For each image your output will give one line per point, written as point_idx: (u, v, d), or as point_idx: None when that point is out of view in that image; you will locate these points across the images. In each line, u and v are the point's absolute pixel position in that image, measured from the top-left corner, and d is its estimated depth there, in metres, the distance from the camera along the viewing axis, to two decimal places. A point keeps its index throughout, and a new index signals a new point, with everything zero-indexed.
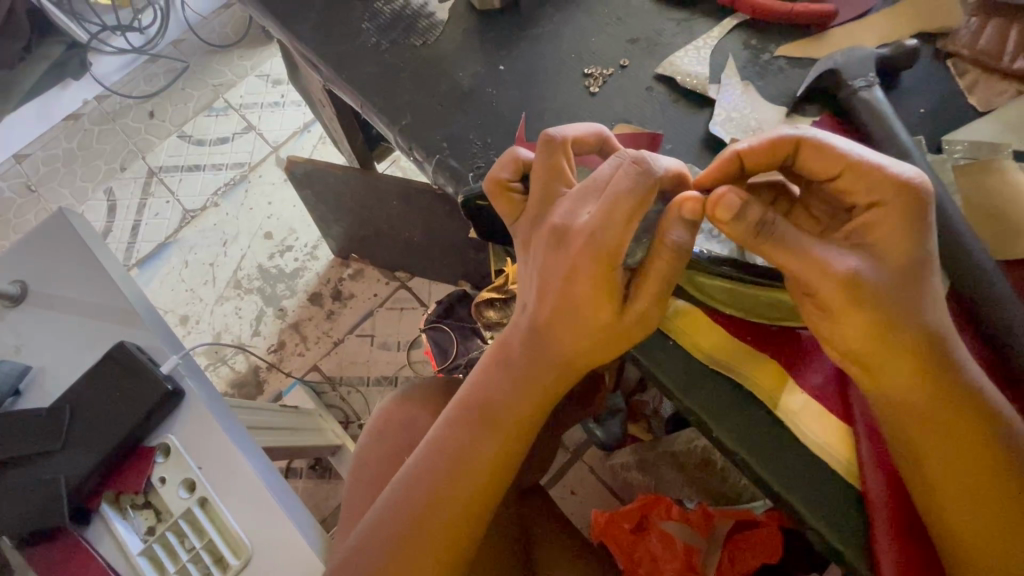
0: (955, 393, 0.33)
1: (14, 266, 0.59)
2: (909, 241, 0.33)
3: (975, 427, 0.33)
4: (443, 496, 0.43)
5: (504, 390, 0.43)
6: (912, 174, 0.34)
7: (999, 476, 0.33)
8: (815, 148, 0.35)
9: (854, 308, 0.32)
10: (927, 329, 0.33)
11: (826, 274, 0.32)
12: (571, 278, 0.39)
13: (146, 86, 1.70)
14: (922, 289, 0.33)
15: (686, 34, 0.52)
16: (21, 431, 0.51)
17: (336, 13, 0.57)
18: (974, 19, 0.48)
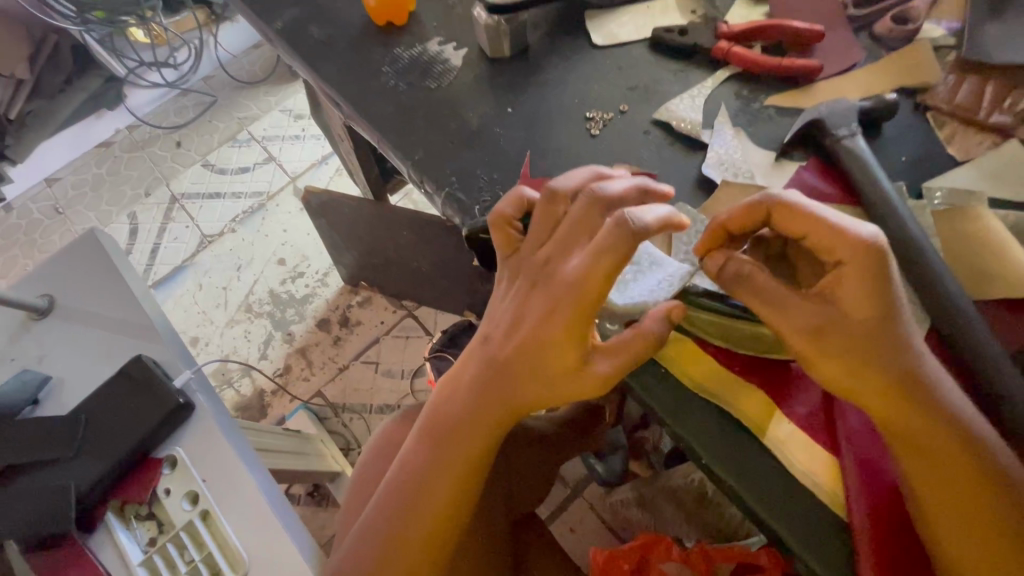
0: (937, 440, 0.34)
1: (45, 281, 0.63)
2: (874, 292, 0.34)
3: (960, 474, 0.34)
4: (425, 513, 0.45)
5: (472, 411, 0.44)
6: (869, 234, 0.35)
7: (988, 525, 0.34)
8: (788, 210, 0.37)
9: (826, 351, 0.35)
10: (903, 375, 0.34)
11: (802, 319, 0.35)
12: (544, 321, 0.41)
13: (176, 118, 1.79)
14: (896, 338, 0.34)
15: (682, 83, 0.56)
16: (35, 438, 0.53)
17: (358, 57, 0.62)
18: (951, 76, 0.51)
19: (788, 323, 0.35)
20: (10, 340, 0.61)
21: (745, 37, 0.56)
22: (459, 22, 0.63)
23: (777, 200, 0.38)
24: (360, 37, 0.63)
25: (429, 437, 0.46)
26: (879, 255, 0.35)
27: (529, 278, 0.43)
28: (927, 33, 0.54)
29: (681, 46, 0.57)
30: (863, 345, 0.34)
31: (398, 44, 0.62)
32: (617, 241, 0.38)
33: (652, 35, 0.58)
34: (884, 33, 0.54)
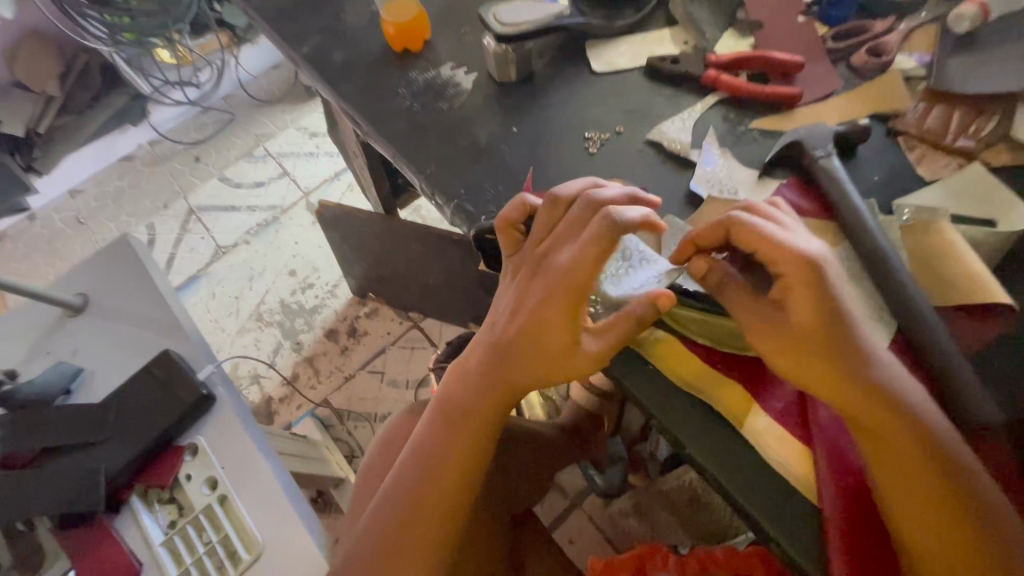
0: (891, 432, 0.38)
1: (81, 281, 0.68)
2: (823, 299, 0.39)
3: (907, 455, 0.38)
4: (430, 498, 0.48)
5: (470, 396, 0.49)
6: (810, 247, 0.40)
7: (944, 509, 0.37)
8: (744, 227, 0.42)
9: (779, 348, 0.40)
10: (848, 368, 0.39)
11: (757, 320, 0.41)
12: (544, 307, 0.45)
13: (196, 134, 1.88)
14: (846, 340, 0.39)
15: (674, 107, 0.60)
16: (69, 422, 0.57)
17: (375, 80, 0.67)
18: (921, 104, 0.56)
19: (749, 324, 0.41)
20: (45, 335, 0.66)
21: (731, 67, 0.61)
22: (469, 49, 0.68)
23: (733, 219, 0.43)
24: (378, 62, 0.68)
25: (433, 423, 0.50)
26: (820, 263, 0.40)
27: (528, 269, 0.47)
28: (899, 65, 0.59)
29: (673, 73, 0.61)
30: (817, 346, 0.39)
31: (413, 69, 0.67)
32: (605, 232, 0.43)
33: (646, 63, 0.63)
34: (860, 64, 0.59)
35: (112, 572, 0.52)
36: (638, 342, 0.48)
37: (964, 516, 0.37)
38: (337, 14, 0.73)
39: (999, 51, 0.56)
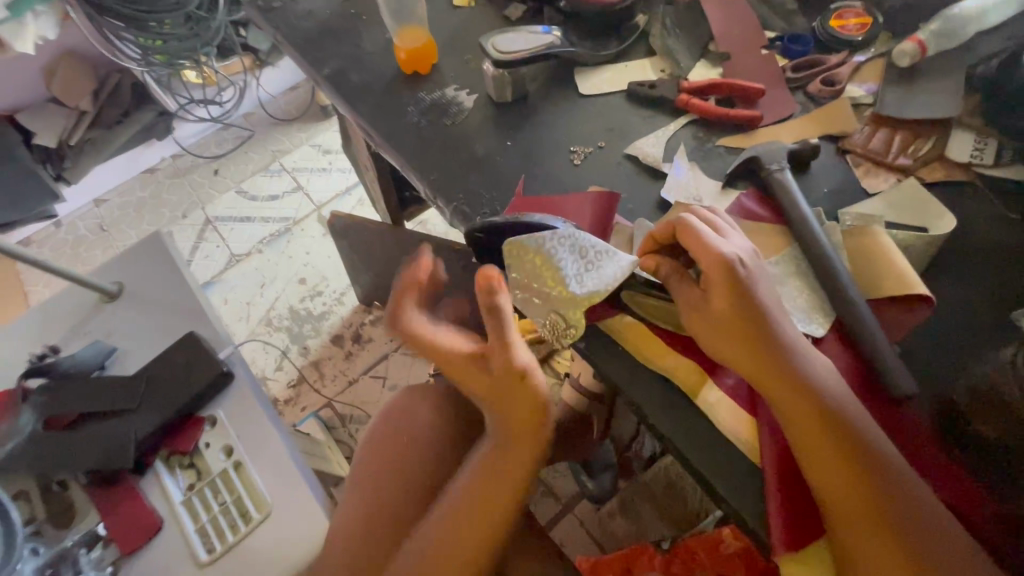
0: (808, 411, 0.45)
1: (117, 271, 0.75)
2: (740, 292, 0.47)
3: (815, 424, 0.45)
4: (457, 558, 0.51)
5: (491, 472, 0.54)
6: (729, 247, 0.48)
7: (853, 473, 0.43)
8: (686, 227, 0.50)
9: (705, 333, 0.48)
10: (762, 350, 0.46)
11: (688, 309, 0.49)
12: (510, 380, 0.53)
13: (216, 149, 1.99)
14: (766, 331, 0.47)
15: (650, 126, 0.68)
16: (102, 392, 0.63)
17: (388, 99, 0.76)
18: (867, 127, 0.63)
19: (686, 311, 0.49)
20: (82, 318, 0.73)
21: (702, 92, 0.69)
22: (472, 73, 0.77)
23: (679, 219, 0.51)
24: (391, 83, 0.77)
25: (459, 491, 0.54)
26: (736, 260, 0.48)
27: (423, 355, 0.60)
28: (850, 93, 0.66)
29: (650, 97, 0.69)
30: (742, 335, 0.46)
31: (421, 89, 0.76)
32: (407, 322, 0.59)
33: (627, 88, 0.71)
34: (816, 92, 0.67)
35: (136, 526, 0.58)
36: (610, 327, 0.54)
37: (875, 483, 0.43)
38: (356, 41, 0.82)
39: (936, 82, 0.63)
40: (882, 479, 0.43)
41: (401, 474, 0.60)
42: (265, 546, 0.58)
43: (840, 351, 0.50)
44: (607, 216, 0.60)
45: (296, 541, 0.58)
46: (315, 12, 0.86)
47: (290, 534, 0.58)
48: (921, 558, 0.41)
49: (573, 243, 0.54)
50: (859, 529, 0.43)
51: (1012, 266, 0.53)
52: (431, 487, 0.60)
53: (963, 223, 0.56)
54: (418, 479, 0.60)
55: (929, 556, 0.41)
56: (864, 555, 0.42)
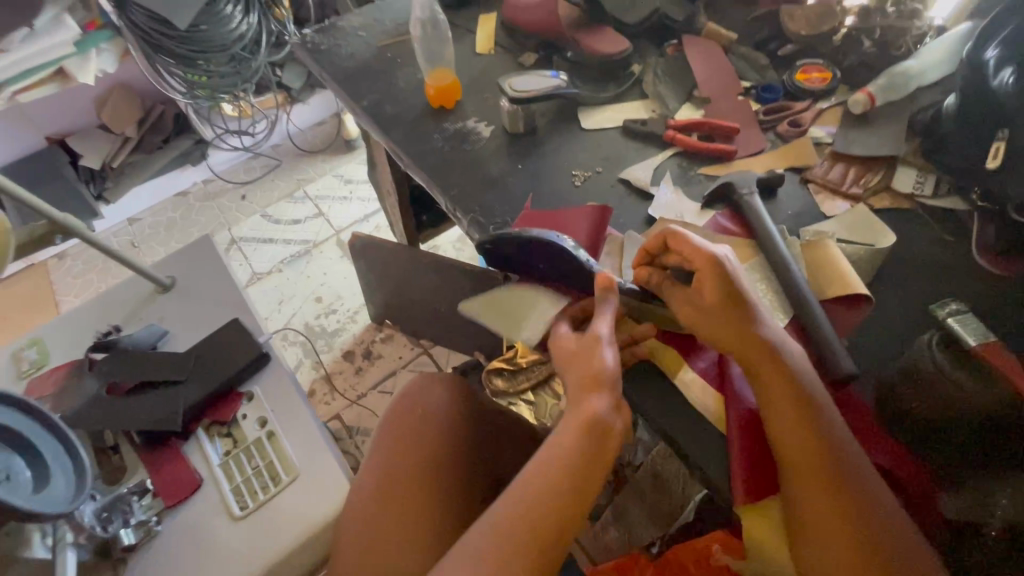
0: (776, 387, 0.52)
1: (171, 267, 0.86)
2: (726, 287, 0.55)
3: (787, 399, 0.52)
4: (538, 509, 0.51)
5: (553, 467, 0.53)
6: (717, 249, 0.57)
7: (818, 441, 0.50)
8: (677, 235, 0.58)
9: (696, 321, 0.56)
10: (746, 336, 0.54)
11: (680, 303, 0.57)
12: (575, 358, 0.57)
13: (245, 175, 2.15)
14: (747, 320, 0.54)
15: (642, 156, 0.80)
16: (156, 366, 0.72)
17: (416, 127, 0.88)
18: (826, 161, 0.74)
19: (679, 305, 0.57)
20: (138, 306, 0.83)
21: (686, 129, 0.80)
22: (489, 109, 0.89)
23: (669, 228, 0.59)
24: (419, 115, 0.89)
25: (512, 496, 0.52)
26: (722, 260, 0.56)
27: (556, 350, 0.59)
28: (812, 134, 0.78)
29: (642, 132, 0.81)
30: (724, 322, 0.55)
31: (446, 120, 0.88)
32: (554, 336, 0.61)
33: (623, 124, 0.83)
34: (784, 132, 0.78)
35: (180, 482, 0.66)
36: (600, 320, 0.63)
37: (831, 452, 0.50)
38: (390, 80, 0.95)
39: (885, 126, 0.74)
40: (838, 446, 0.51)
41: (415, 446, 0.68)
42: (293, 506, 0.65)
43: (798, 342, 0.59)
44: (602, 227, 0.70)
45: (318, 502, 0.66)
46: (356, 55, 1.00)
47: (314, 493, 0.66)
48: (864, 520, 0.48)
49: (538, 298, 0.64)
50: (811, 490, 0.49)
51: (941, 278, 0.63)
52: (437, 462, 0.67)
53: (904, 241, 0.66)
54: (422, 454, 0.67)
55: (874, 513, 0.48)
56: (818, 510, 0.49)
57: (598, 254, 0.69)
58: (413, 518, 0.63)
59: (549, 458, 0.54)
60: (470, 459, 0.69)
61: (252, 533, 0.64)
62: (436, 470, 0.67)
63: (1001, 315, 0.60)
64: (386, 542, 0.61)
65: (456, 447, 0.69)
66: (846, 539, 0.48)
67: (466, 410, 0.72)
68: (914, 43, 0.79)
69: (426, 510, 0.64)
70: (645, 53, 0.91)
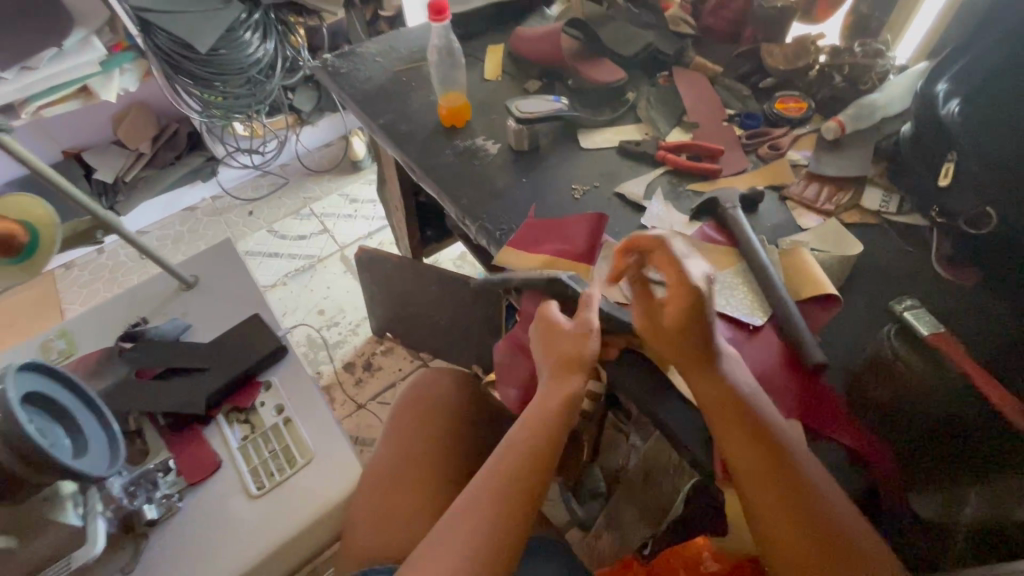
0: (722, 400, 0.56)
1: (195, 266, 0.91)
2: (695, 312, 0.55)
3: (738, 409, 0.55)
4: (529, 450, 0.60)
5: (542, 423, 0.62)
6: (695, 275, 0.55)
7: (768, 449, 0.53)
8: (664, 249, 0.57)
9: (662, 331, 0.59)
10: (702, 352, 0.57)
11: (652, 313, 0.60)
12: (567, 341, 0.63)
13: (253, 193, 2.23)
14: (705, 341, 0.56)
15: (635, 173, 0.87)
16: (181, 355, 0.77)
17: (429, 143, 0.95)
18: (802, 181, 0.82)
19: (651, 312, 0.61)
20: (163, 301, 0.88)
21: (676, 150, 0.88)
22: (496, 128, 0.97)
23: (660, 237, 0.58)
24: (432, 132, 0.97)
25: (513, 446, 0.61)
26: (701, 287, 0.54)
27: (545, 328, 0.65)
28: (790, 157, 0.86)
29: (636, 151, 0.89)
30: (685, 342, 0.57)
31: (457, 138, 0.96)
32: (542, 319, 0.66)
33: (619, 145, 0.91)
34: (764, 155, 0.86)
35: (200, 462, 0.70)
36: None
37: (779, 461, 0.53)
38: (404, 101, 1.03)
39: (854, 151, 0.83)
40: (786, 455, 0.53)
41: (425, 429, 0.73)
42: (307, 485, 0.70)
43: (775, 339, 0.65)
44: (599, 232, 0.77)
45: (330, 484, 0.70)
46: (373, 78, 1.08)
47: (325, 476, 0.70)
48: (810, 523, 0.50)
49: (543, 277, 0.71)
50: (766, 495, 0.52)
51: (903, 284, 0.70)
52: (440, 448, 0.72)
53: (870, 252, 0.73)
54: (439, 430, 0.74)
55: (820, 516, 0.51)
56: (766, 505, 0.52)
57: (595, 257, 0.74)
58: (417, 498, 0.68)
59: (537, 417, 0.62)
60: (470, 445, 0.74)
61: (268, 509, 0.68)
62: (438, 450, 0.72)
63: (955, 316, 0.67)
64: (394, 517, 0.66)
65: (459, 432, 0.75)
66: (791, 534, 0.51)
67: (472, 402, 0.78)
68: (880, 80, 0.89)
69: (422, 491, 0.68)
70: (639, 82, 1.00)
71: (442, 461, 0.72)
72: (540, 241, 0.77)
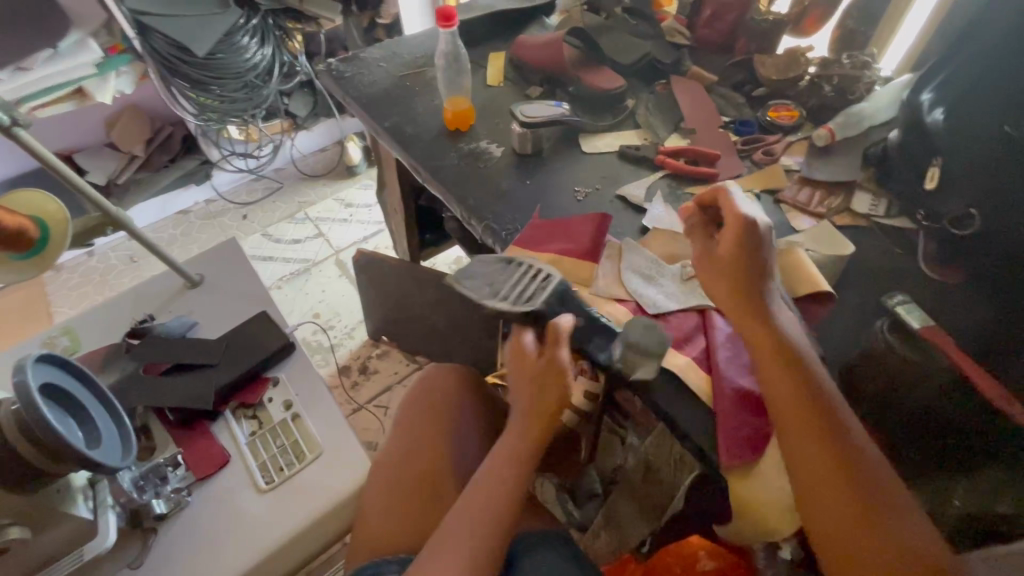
0: (767, 342, 0.61)
1: (199, 264, 0.91)
2: (749, 247, 0.63)
3: (779, 349, 0.61)
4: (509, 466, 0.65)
5: (520, 442, 0.67)
6: (754, 213, 0.64)
7: (805, 387, 0.59)
8: (727, 194, 0.66)
9: (720, 267, 0.65)
10: (749, 291, 0.63)
11: (711, 255, 0.67)
12: (546, 376, 0.67)
13: (247, 197, 2.23)
14: (756, 280, 0.63)
15: (636, 177, 0.90)
16: (189, 351, 0.78)
17: (435, 146, 0.97)
18: (795, 186, 0.86)
19: (709, 254, 0.67)
20: (167, 299, 0.88)
21: (674, 154, 0.91)
22: (500, 132, 0.99)
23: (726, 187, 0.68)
24: (437, 135, 0.99)
25: (496, 460, 0.67)
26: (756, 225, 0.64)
27: (519, 356, 0.70)
28: (784, 163, 0.89)
29: (636, 156, 0.92)
30: (739, 278, 0.64)
31: (461, 141, 0.98)
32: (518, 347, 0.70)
33: (619, 149, 0.94)
34: (759, 160, 0.90)
35: (209, 456, 0.70)
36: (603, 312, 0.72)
37: (816, 398, 0.59)
38: (409, 105, 1.06)
39: (844, 157, 0.86)
40: (822, 396, 0.59)
41: (430, 425, 0.76)
42: (317, 479, 0.70)
43: None
44: (602, 231, 0.79)
45: (338, 477, 0.70)
46: (377, 82, 1.10)
47: (335, 470, 0.71)
48: (846, 455, 0.56)
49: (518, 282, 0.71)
50: (809, 439, 0.57)
51: (892, 283, 0.73)
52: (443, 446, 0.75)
53: (860, 252, 0.77)
54: (438, 427, 0.76)
55: (852, 450, 0.57)
56: (804, 449, 0.57)
57: (599, 257, 0.77)
58: (425, 490, 0.71)
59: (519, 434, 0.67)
60: (472, 437, 0.77)
61: (279, 503, 0.68)
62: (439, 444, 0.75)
63: (941, 314, 0.70)
64: (406, 510, 0.69)
65: (459, 430, 0.77)
66: (829, 473, 0.56)
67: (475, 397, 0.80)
68: (867, 91, 0.93)
69: (430, 484, 0.72)
70: (637, 90, 1.04)
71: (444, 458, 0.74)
72: (544, 241, 0.79)
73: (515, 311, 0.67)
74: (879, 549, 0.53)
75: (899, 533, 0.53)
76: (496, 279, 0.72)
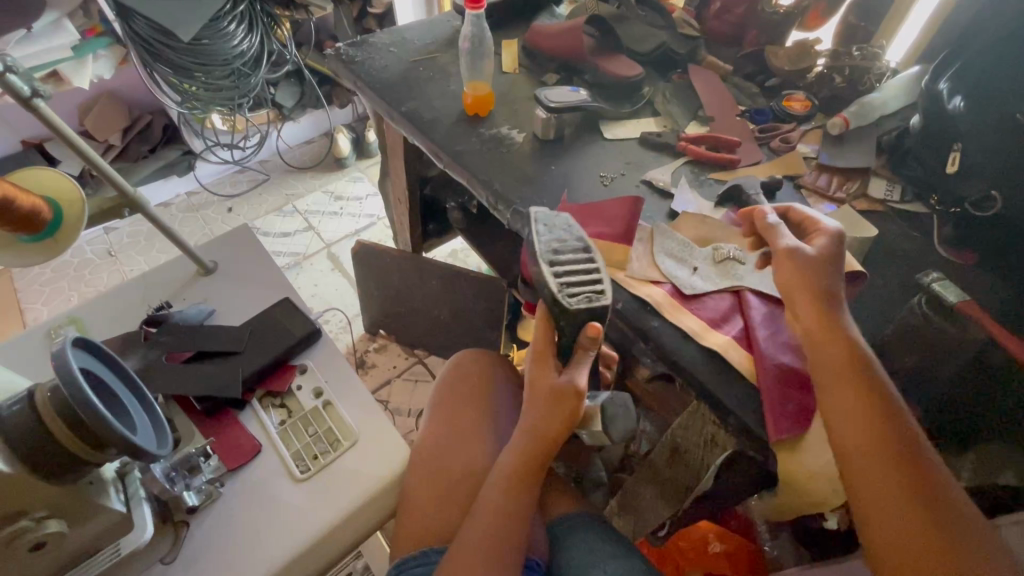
0: (823, 318, 0.62)
1: (210, 250, 0.87)
2: (828, 247, 0.66)
3: (834, 329, 0.62)
4: (522, 466, 0.65)
5: (525, 451, 0.65)
6: (832, 225, 0.69)
7: (856, 364, 0.60)
8: (798, 213, 0.72)
9: (797, 259, 0.65)
10: (825, 281, 0.64)
11: (790, 246, 0.67)
12: (560, 396, 0.65)
13: (231, 189, 2.15)
14: (829, 274, 0.65)
15: (659, 163, 0.91)
16: (211, 339, 0.75)
17: (454, 131, 0.96)
18: (815, 172, 0.88)
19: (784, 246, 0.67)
20: (179, 286, 0.84)
21: (696, 141, 0.92)
22: (519, 118, 0.99)
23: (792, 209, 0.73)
24: (456, 120, 0.98)
25: (510, 456, 0.66)
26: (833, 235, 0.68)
27: (537, 354, 0.69)
28: (801, 150, 0.91)
29: (657, 142, 0.93)
30: (817, 268, 0.65)
31: (481, 126, 0.97)
32: (541, 344, 0.68)
33: (641, 136, 0.95)
34: (776, 148, 0.92)
35: (240, 446, 0.68)
36: (641, 293, 0.72)
37: (866, 375, 0.59)
38: (423, 91, 1.04)
39: (858, 145, 0.89)
40: (874, 374, 0.60)
41: (454, 414, 0.81)
42: (354, 467, 0.68)
43: None
44: (633, 212, 0.79)
45: (373, 464, 0.68)
46: (390, 67, 1.08)
47: (370, 458, 0.69)
48: (893, 432, 0.57)
49: (572, 270, 0.66)
50: (859, 415, 0.57)
51: (911, 264, 0.77)
52: (465, 433, 0.79)
53: (881, 235, 0.80)
54: (468, 416, 0.81)
55: (900, 429, 0.57)
56: (846, 425, 0.58)
57: (632, 240, 0.77)
58: (449, 483, 0.73)
59: (529, 439, 0.66)
60: (497, 425, 0.81)
61: (315, 492, 0.66)
62: (460, 434, 0.79)
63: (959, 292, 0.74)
64: (441, 497, 0.72)
65: (486, 415, 0.82)
66: (874, 448, 0.56)
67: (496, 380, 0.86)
68: (876, 82, 0.96)
69: (463, 477, 0.74)
70: (652, 79, 1.05)
71: (469, 442, 0.78)
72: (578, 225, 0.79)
73: (553, 293, 0.63)
74: (922, 524, 0.52)
75: (941, 511, 0.53)
76: (565, 255, 0.68)
